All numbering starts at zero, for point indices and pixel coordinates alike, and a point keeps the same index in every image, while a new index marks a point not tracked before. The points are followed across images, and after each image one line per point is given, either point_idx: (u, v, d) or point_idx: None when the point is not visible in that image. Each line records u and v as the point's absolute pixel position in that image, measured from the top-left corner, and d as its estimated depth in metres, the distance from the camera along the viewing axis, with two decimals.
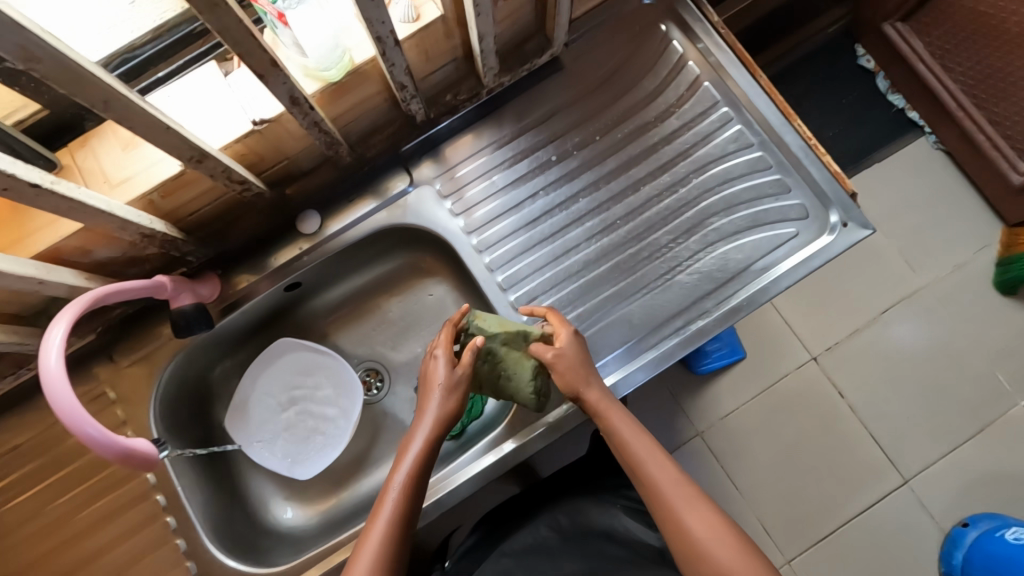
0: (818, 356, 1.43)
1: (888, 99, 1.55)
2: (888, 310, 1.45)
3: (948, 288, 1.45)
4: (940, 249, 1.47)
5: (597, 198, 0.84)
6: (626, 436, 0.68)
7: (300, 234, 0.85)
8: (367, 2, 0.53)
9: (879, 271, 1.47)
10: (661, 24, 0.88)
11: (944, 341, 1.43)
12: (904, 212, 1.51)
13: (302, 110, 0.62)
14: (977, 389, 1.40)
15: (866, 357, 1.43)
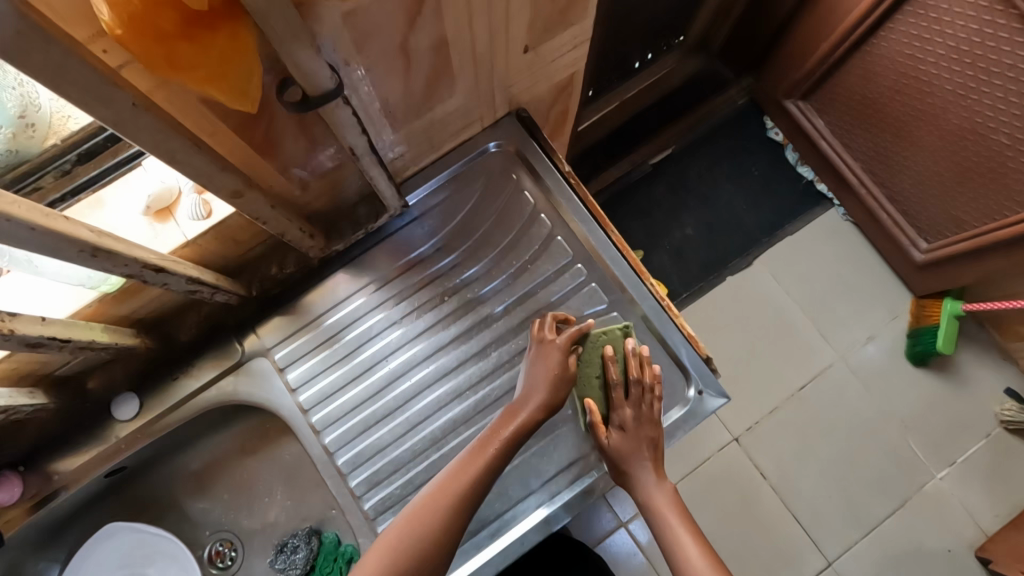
0: (739, 436, 1.37)
1: (797, 171, 1.53)
2: (805, 386, 1.39)
3: (862, 359, 1.41)
4: (852, 319, 1.43)
5: (452, 360, 0.79)
6: (686, 549, 0.66)
7: (117, 420, 0.76)
8: (87, 258, 0.46)
9: (794, 345, 1.42)
10: (512, 172, 0.83)
11: (860, 415, 1.37)
12: (816, 280, 1.46)
13: (53, 348, 0.54)
14: (894, 463, 1.34)
15: (786, 439, 1.36)
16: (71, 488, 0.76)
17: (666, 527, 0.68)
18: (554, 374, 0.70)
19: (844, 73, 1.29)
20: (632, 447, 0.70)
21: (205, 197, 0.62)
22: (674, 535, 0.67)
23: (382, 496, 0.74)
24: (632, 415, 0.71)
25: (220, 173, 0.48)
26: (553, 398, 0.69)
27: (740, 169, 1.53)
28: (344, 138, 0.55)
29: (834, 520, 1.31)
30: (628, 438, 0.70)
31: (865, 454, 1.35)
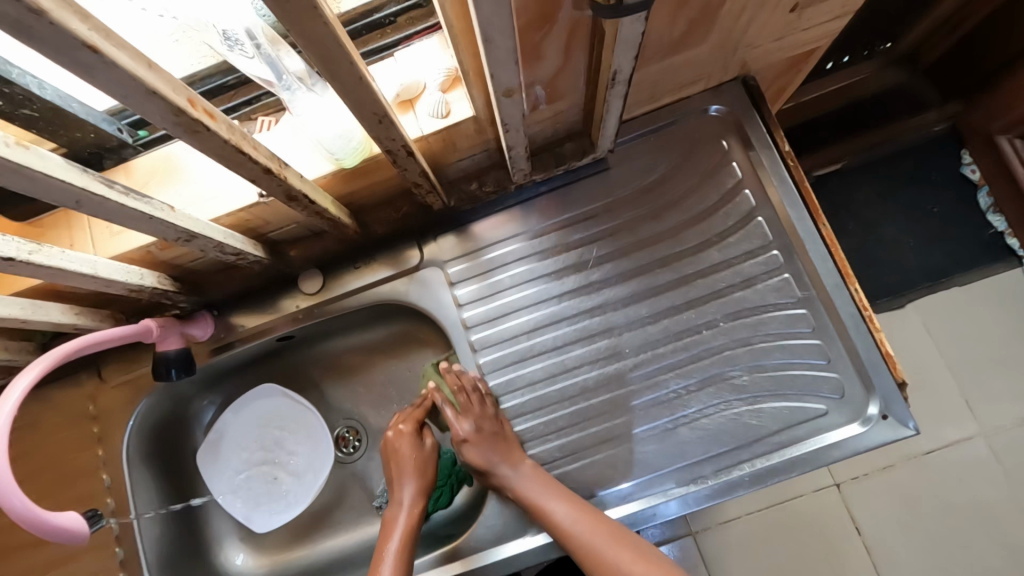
0: (842, 482, 1.26)
1: (987, 219, 1.33)
2: (931, 451, 1.25)
3: (1011, 441, 1.24)
4: (1011, 396, 1.26)
5: (614, 317, 0.77)
6: (555, 507, 0.68)
7: (300, 291, 0.83)
8: (373, 123, 0.48)
9: (937, 404, 1.27)
10: (723, 140, 0.79)
11: (993, 501, 1.22)
12: (980, 341, 1.30)
13: (301, 204, 0.58)
14: (1019, 564, 1.19)
15: (897, 500, 1.24)
16: (251, 341, 0.84)
17: (530, 500, 0.69)
18: (416, 462, 0.78)
19: None
20: (483, 454, 0.72)
21: (447, 97, 0.64)
22: (546, 511, 0.67)
23: (525, 426, 0.76)
24: (472, 424, 0.73)
25: (510, 69, 0.47)
26: (421, 480, 0.78)
27: (924, 197, 1.36)
28: (611, 60, 0.53)
29: None
30: (480, 449, 0.72)
31: (987, 544, 1.20)
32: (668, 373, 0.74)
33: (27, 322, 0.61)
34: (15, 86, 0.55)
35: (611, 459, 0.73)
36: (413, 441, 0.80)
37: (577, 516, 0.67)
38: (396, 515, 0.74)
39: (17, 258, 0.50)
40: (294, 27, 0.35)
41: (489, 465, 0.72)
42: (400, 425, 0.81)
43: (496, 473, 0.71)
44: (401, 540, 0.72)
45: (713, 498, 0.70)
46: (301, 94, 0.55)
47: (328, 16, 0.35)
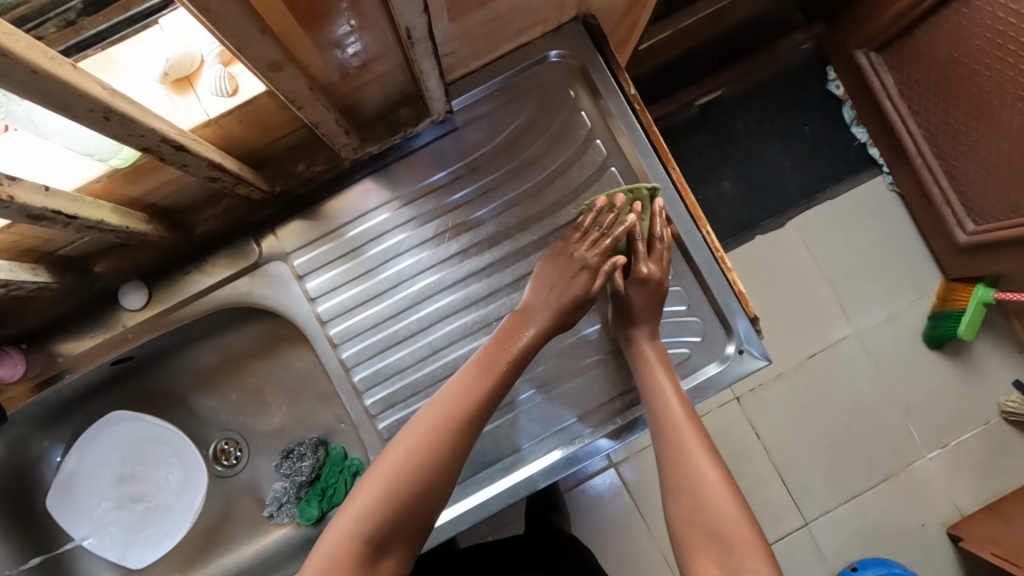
0: (740, 396, 1.36)
1: (852, 131, 1.41)
2: (813, 356, 1.37)
3: (876, 337, 1.37)
4: (875, 296, 1.38)
5: (478, 291, 0.74)
6: (665, 392, 0.65)
7: (124, 309, 0.72)
8: (100, 122, 0.39)
9: (813, 314, 1.37)
10: (570, 89, 0.74)
11: (863, 392, 1.35)
12: (848, 250, 1.39)
13: (53, 222, 0.48)
14: (887, 442, 1.34)
15: (785, 406, 1.35)
16: (80, 372, 0.74)
17: (648, 368, 0.67)
18: (579, 293, 0.68)
19: (925, 31, 1.14)
20: (641, 304, 0.70)
21: (231, 71, 0.54)
22: (660, 394, 0.65)
23: (400, 416, 0.72)
24: (657, 270, 0.70)
25: (260, 38, 0.40)
26: (561, 319, 0.68)
27: (792, 121, 1.41)
28: (399, 17, 0.47)
29: (818, 486, 1.32)
30: (648, 296, 0.69)
31: (865, 436, 1.34)
32: None
33: None
34: None
35: (491, 433, 0.72)
36: (591, 275, 0.69)
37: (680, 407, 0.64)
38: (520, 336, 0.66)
39: None
40: None
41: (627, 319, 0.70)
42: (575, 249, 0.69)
43: (632, 330, 0.70)
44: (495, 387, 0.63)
45: (592, 453, 0.71)
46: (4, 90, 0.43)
47: None
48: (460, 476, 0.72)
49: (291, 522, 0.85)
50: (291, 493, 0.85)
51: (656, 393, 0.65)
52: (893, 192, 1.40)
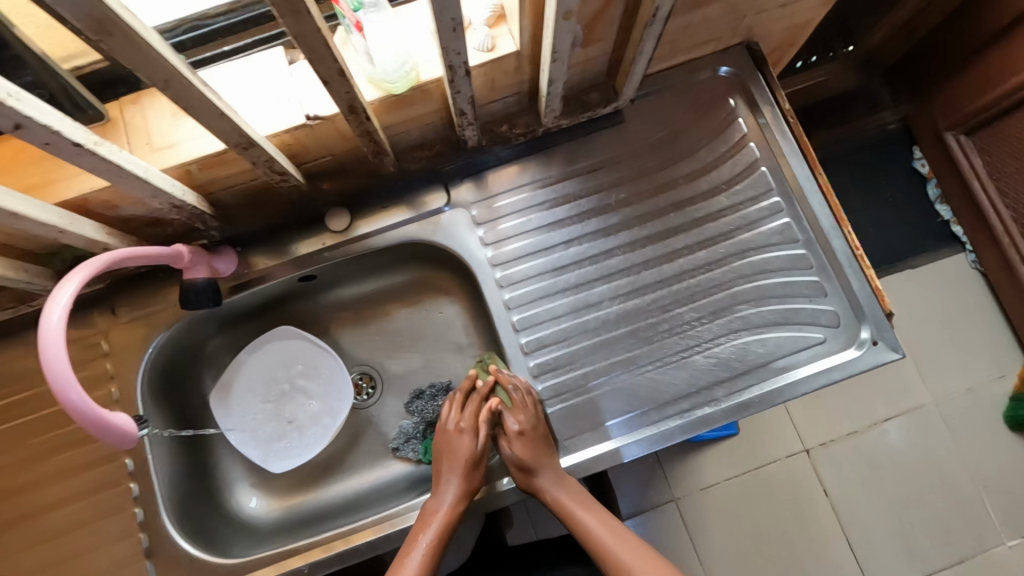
0: (811, 449, 1.35)
1: (934, 208, 1.49)
2: (887, 420, 1.37)
3: (954, 407, 1.37)
4: (956, 367, 1.39)
5: (630, 258, 0.82)
6: (590, 522, 0.73)
7: (328, 229, 0.83)
8: (448, 31, 0.52)
9: (891, 377, 1.39)
10: (729, 99, 0.86)
11: (940, 461, 1.34)
12: (932, 317, 1.43)
13: (358, 118, 0.60)
14: (966, 519, 1.31)
15: (858, 464, 1.35)
16: (269, 281, 0.84)
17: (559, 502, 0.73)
18: (469, 461, 0.76)
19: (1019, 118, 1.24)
20: (529, 452, 0.74)
21: (494, 33, 0.67)
22: (583, 521, 0.73)
23: (550, 357, 0.80)
24: (528, 421, 0.75)
25: None
26: (467, 482, 0.75)
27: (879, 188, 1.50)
28: None
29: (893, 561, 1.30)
30: (531, 446, 0.74)
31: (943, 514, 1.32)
32: (684, 309, 0.80)
33: (64, 233, 0.62)
34: None
35: (635, 384, 0.78)
36: (471, 437, 0.78)
37: (602, 526, 0.72)
38: (439, 505, 0.73)
39: (85, 146, 0.49)
40: None
41: (535, 468, 0.73)
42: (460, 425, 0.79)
43: (537, 478, 0.73)
44: (439, 533, 0.71)
45: (726, 418, 0.76)
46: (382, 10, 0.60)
47: None
48: (601, 421, 0.77)
49: (414, 457, 0.90)
50: (420, 429, 0.91)
51: (584, 525, 0.72)
52: (975, 271, 1.46)
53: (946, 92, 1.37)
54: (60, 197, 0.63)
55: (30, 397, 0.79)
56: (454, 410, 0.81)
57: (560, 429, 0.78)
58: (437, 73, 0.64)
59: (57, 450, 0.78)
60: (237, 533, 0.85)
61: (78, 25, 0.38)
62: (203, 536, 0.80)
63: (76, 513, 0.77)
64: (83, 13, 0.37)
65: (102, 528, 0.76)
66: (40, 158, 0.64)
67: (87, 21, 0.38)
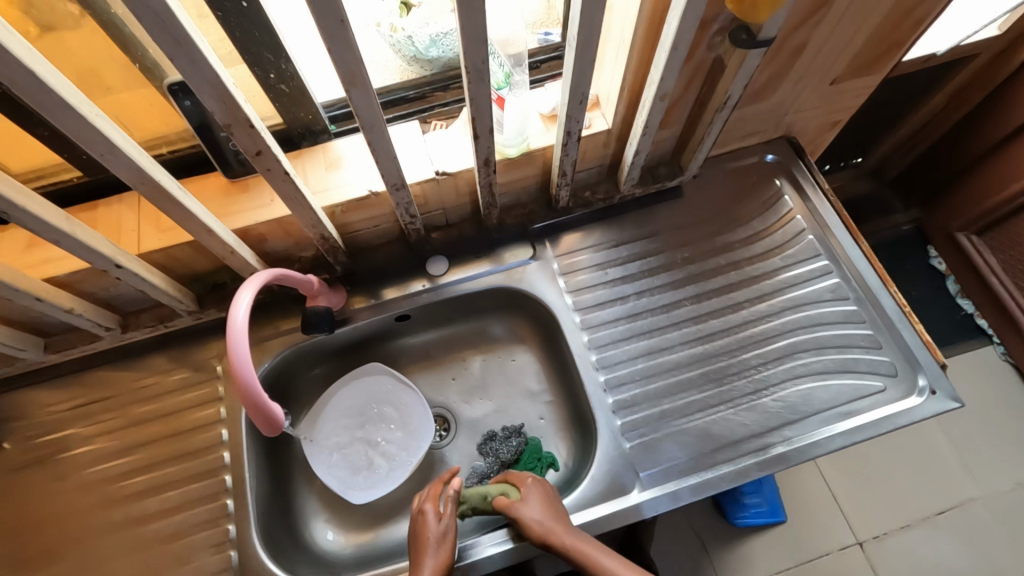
0: (864, 541, 1.46)
1: (957, 302, 1.66)
2: (941, 512, 1.48)
3: (1004, 505, 1.48)
4: (1001, 464, 1.51)
5: (697, 309, 0.92)
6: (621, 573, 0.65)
7: (427, 273, 0.95)
8: (574, 102, 0.67)
9: (935, 470, 1.52)
10: (775, 179, 1.00)
11: (1002, 566, 1.42)
12: (970, 416, 1.57)
13: (488, 170, 0.74)
14: None
15: (913, 561, 1.44)
16: (372, 316, 0.93)
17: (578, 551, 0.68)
18: (440, 538, 0.72)
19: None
20: (539, 502, 0.74)
21: (590, 115, 0.84)
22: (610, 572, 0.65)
23: (628, 394, 0.86)
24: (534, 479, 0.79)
25: (671, 76, 0.67)
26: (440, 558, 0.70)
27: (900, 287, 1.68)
28: (728, 87, 0.74)
29: None
30: (539, 496, 0.75)
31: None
32: (749, 354, 0.88)
33: (233, 253, 0.74)
34: (290, 65, 0.69)
35: (710, 423, 0.83)
36: (434, 514, 0.74)
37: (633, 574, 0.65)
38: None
39: (290, 175, 0.63)
40: None
41: (549, 517, 0.72)
42: (426, 504, 0.76)
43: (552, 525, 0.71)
44: None
45: (799, 457, 0.80)
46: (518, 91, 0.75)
47: None
48: (681, 457, 0.82)
49: None
50: (493, 468, 0.94)
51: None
52: (1007, 361, 1.61)
53: (954, 199, 1.56)
54: (232, 225, 0.76)
55: (146, 411, 0.86)
56: (423, 495, 0.78)
57: (639, 462, 0.82)
58: (547, 141, 0.80)
59: (162, 462, 0.84)
60: (312, 564, 0.86)
61: (339, 77, 0.53)
62: (285, 561, 0.82)
63: (175, 525, 0.81)
64: (347, 70, 0.52)
65: (196, 542, 0.80)
66: (219, 195, 0.78)
67: (347, 74, 0.52)
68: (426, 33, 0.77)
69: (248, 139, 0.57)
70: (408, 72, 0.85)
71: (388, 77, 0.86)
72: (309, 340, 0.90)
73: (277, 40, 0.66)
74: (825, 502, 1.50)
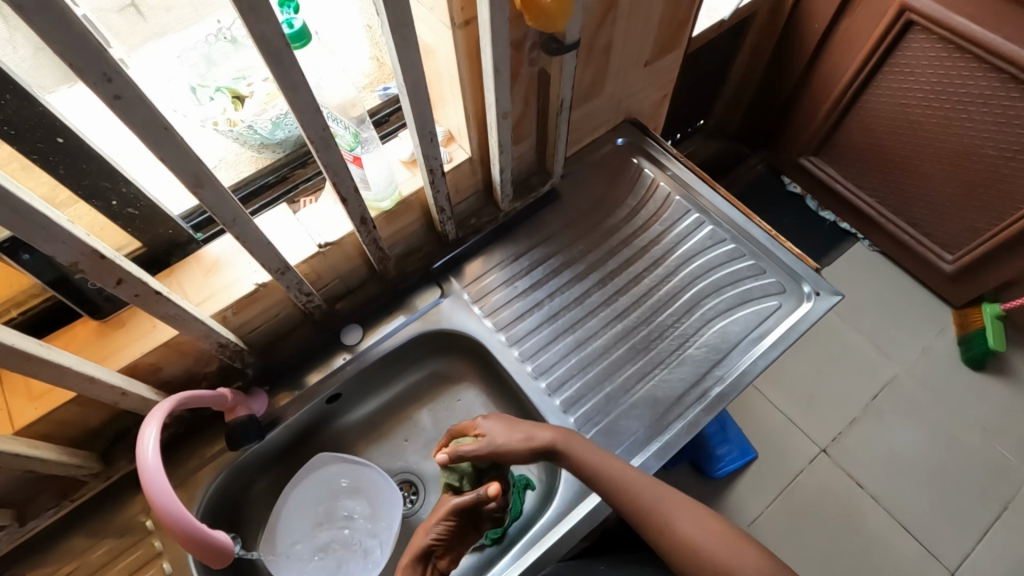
0: (826, 447, 1.58)
1: (821, 216, 1.90)
2: (876, 396, 1.64)
3: (921, 369, 1.67)
4: (904, 337, 1.72)
5: (606, 291, 0.97)
6: (620, 479, 0.74)
7: (344, 345, 0.93)
8: (427, 142, 0.70)
9: (857, 362, 1.69)
10: (633, 158, 1.09)
11: (938, 425, 1.60)
12: (866, 306, 1.77)
13: (368, 228, 0.76)
14: (980, 464, 1.54)
15: (870, 448, 1.57)
16: (301, 408, 0.89)
17: (581, 462, 0.75)
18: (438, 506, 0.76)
19: (842, 131, 1.66)
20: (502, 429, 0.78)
21: (449, 149, 0.88)
22: (587, 464, 0.75)
23: (572, 390, 0.89)
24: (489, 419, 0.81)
25: (505, 96, 0.73)
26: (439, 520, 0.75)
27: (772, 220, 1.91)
28: (559, 91, 0.81)
29: (943, 525, 1.47)
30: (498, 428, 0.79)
31: (961, 468, 1.54)
32: (663, 316, 0.95)
33: (126, 394, 0.69)
34: (130, 187, 0.67)
35: (652, 389, 0.88)
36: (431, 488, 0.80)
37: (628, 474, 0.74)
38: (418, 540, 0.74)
39: (162, 293, 0.60)
40: (400, 42, 0.56)
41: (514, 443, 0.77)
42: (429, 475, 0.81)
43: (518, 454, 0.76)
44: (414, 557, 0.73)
45: (735, 390, 0.87)
46: (372, 149, 0.76)
47: (410, 36, 0.56)
48: (638, 429, 0.85)
49: (476, 543, 0.91)
50: None
51: (617, 481, 0.73)
52: (875, 250, 1.85)
53: (786, 131, 1.79)
54: (117, 366, 0.70)
55: None
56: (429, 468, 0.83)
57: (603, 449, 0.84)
58: (416, 185, 0.83)
59: None
60: None
61: (183, 183, 0.52)
62: None
63: None
64: (189, 172, 0.51)
65: None
66: (94, 339, 0.72)
67: (190, 177, 0.52)
68: (265, 118, 0.79)
69: (103, 272, 0.54)
70: (260, 160, 0.86)
71: (242, 170, 0.85)
72: (241, 455, 0.85)
73: (110, 165, 0.64)
74: (783, 425, 1.61)
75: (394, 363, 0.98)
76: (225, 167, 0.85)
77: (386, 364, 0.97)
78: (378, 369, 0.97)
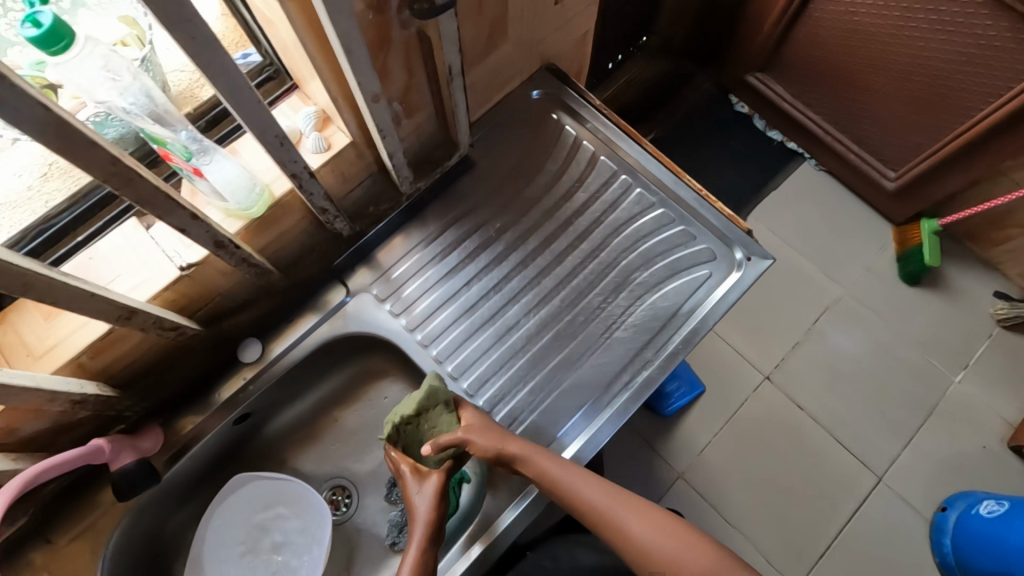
0: (770, 374, 1.62)
1: (768, 135, 1.82)
2: (819, 319, 1.67)
3: (862, 289, 1.69)
4: (846, 258, 1.72)
5: (528, 275, 0.90)
6: (570, 482, 0.70)
7: (243, 363, 0.84)
8: (275, 146, 0.58)
9: (802, 286, 1.70)
10: (552, 113, 0.97)
11: (875, 342, 1.65)
12: (812, 229, 1.75)
13: (229, 250, 0.65)
14: (913, 377, 1.61)
15: (810, 372, 1.62)
16: (204, 437, 0.83)
17: (545, 477, 0.71)
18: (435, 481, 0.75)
19: (792, 40, 1.53)
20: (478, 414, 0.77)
21: (325, 133, 0.74)
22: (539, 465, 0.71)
23: (495, 389, 0.84)
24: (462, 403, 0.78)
25: (368, 77, 0.60)
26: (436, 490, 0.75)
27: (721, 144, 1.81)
28: (444, 57, 0.67)
29: (874, 437, 1.56)
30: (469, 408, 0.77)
31: (894, 382, 1.61)
32: (589, 297, 0.88)
33: None
34: None
35: (579, 380, 0.83)
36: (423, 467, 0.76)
37: (575, 474, 0.70)
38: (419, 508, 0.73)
39: None
40: (188, 42, 0.42)
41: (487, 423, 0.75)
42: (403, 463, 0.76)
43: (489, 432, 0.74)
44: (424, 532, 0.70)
45: (664, 373, 0.83)
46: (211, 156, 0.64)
47: (203, 36, 0.43)
48: (565, 423, 0.81)
49: None
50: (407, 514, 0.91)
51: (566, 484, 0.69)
52: (821, 170, 1.80)
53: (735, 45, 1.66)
54: None
55: None
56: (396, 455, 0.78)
57: None
58: (286, 184, 0.70)
59: None
60: None
61: None
62: None
63: None
64: None
65: None
66: None
67: None
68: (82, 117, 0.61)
69: None
70: None
71: (77, 176, 0.70)
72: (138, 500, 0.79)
73: None
74: (729, 356, 1.63)
75: (303, 375, 0.91)
76: (56, 174, 0.70)
77: (296, 377, 0.90)
78: (289, 382, 0.89)
